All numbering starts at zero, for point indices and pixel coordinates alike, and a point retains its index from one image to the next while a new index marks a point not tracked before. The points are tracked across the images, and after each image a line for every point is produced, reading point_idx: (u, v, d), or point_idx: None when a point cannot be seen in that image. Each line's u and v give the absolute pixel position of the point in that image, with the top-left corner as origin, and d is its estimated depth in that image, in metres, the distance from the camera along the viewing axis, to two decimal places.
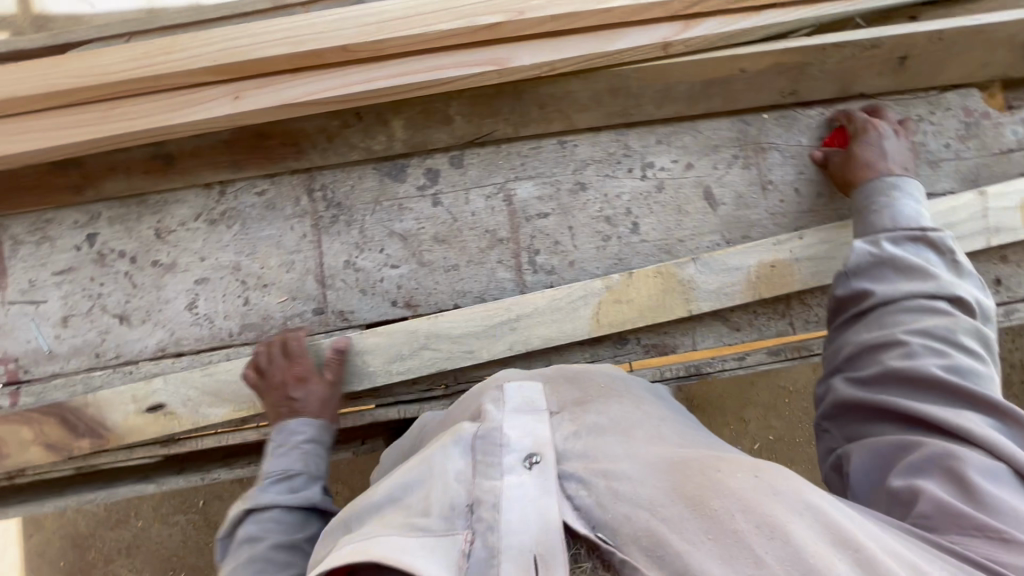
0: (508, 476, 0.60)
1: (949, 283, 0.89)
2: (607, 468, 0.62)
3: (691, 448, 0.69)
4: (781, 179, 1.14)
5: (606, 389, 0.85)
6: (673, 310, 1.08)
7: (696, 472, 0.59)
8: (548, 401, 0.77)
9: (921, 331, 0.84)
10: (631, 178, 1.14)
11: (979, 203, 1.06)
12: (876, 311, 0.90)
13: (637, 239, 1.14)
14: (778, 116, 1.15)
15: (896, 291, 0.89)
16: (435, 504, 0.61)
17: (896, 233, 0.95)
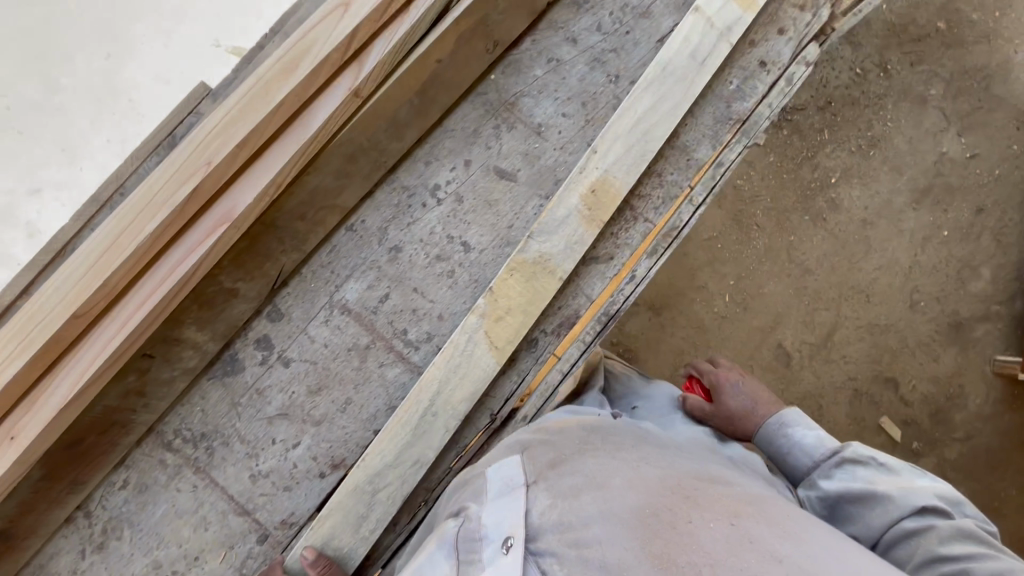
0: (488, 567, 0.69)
1: (899, 490, 0.85)
2: (580, 537, 0.68)
3: (661, 480, 0.75)
4: (546, 115, 1.13)
5: (584, 443, 0.89)
6: (547, 289, 1.06)
7: (662, 525, 0.66)
8: (528, 471, 0.84)
9: (917, 550, 0.78)
10: (430, 210, 1.11)
11: (701, 19, 1.10)
12: (880, 558, 0.83)
13: (476, 253, 1.11)
14: (504, 69, 1.13)
15: (873, 530, 0.85)
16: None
17: (824, 470, 0.97)
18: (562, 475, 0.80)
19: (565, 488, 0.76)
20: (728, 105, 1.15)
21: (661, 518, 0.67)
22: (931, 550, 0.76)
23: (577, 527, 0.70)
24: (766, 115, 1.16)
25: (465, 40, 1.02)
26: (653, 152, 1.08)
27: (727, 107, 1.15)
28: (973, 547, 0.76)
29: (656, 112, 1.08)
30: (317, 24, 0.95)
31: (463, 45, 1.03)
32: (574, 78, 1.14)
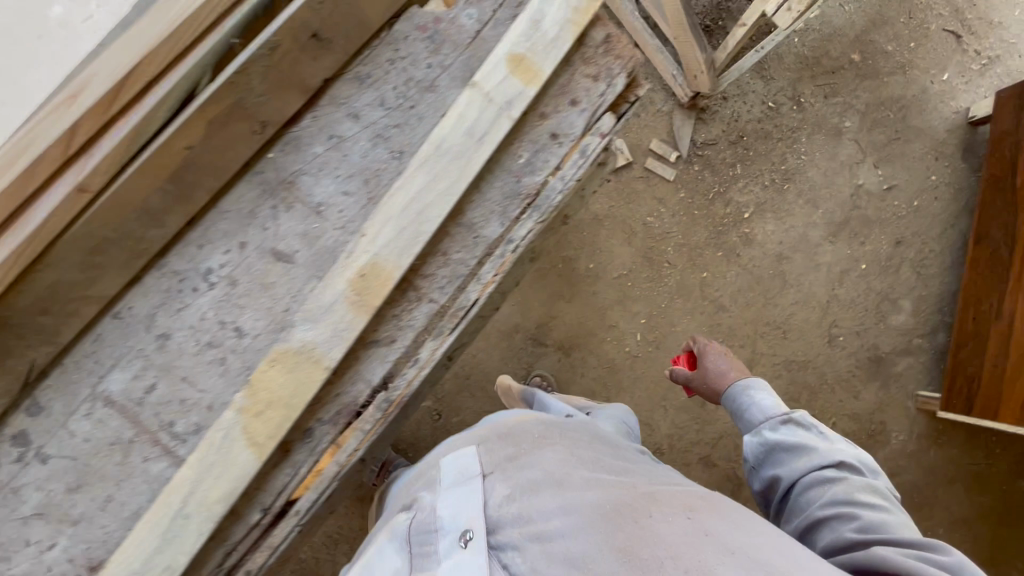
0: (450, 557, 0.90)
1: (828, 451, 1.22)
2: (541, 531, 0.88)
3: (616, 487, 0.97)
4: (326, 194, 1.09)
5: (539, 441, 1.13)
6: (311, 379, 1.01)
7: (624, 519, 0.86)
8: (483, 464, 1.07)
9: (832, 507, 1.09)
10: (201, 295, 1.07)
11: (478, 95, 1.06)
12: (791, 492, 1.23)
13: (249, 339, 1.07)
14: (282, 147, 1.09)
15: (795, 473, 1.22)
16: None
17: (771, 422, 1.37)
18: (518, 471, 1.02)
19: (520, 483, 0.98)
20: (518, 180, 1.11)
21: (625, 515, 0.87)
22: (844, 492, 1.11)
23: (523, 515, 0.92)
24: (559, 189, 1.11)
25: (217, 125, 0.98)
26: (426, 234, 1.04)
27: (516, 183, 1.11)
28: (878, 509, 1.07)
29: (429, 193, 1.04)
30: (43, 118, 0.91)
31: (215, 132, 0.99)
32: (356, 155, 1.10)
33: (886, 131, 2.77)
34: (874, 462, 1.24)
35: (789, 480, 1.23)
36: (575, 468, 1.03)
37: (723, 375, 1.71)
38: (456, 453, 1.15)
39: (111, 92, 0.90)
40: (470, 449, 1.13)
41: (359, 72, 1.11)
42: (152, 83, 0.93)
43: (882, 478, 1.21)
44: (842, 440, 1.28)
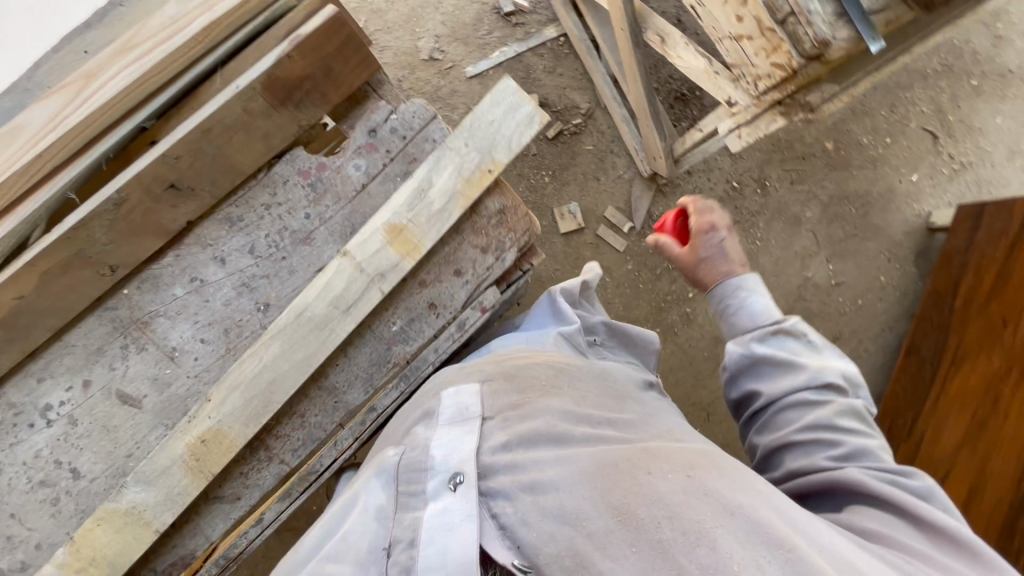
0: (433, 502, 0.70)
1: (816, 369, 1.03)
2: (534, 483, 0.70)
3: (623, 441, 0.81)
4: (182, 339, 1.03)
5: (551, 378, 0.94)
6: (138, 540, 0.98)
7: (626, 474, 0.70)
8: (483, 404, 0.86)
9: (808, 434, 0.96)
10: (39, 431, 1.02)
11: (349, 263, 1.00)
12: (766, 411, 1.05)
13: (86, 480, 1.02)
14: (137, 284, 1.02)
15: (777, 393, 1.03)
16: (366, 545, 0.72)
17: (758, 333, 1.10)
18: (520, 419, 0.81)
19: (521, 430, 0.79)
20: (390, 347, 1.07)
21: (623, 469, 0.70)
22: (830, 416, 0.97)
23: (525, 467, 0.73)
24: (430, 363, 1.07)
25: (54, 275, 0.92)
26: (276, 405, 1.00)
27: (387, 350, 1.07)
28: (858, 436, 0.95)
29: (285, 362, 1.00)
30: None
31: (52, 281, 0.93)
32: (219, 302, 1.03)
33: (844, 227, 2.73)
34: (853, 363, 1.07)
35: (768, 398, 1.04)
36: (583, 422, 0.83)
37: (715, 264, 1.23)
38: (452, 386, 0.93)
39: None
40: (473, 386, 0.90)
41: (229, 214, 1.03)
42: None
43: (861, 389, 1.06)
44: (832, 352, 1.08)
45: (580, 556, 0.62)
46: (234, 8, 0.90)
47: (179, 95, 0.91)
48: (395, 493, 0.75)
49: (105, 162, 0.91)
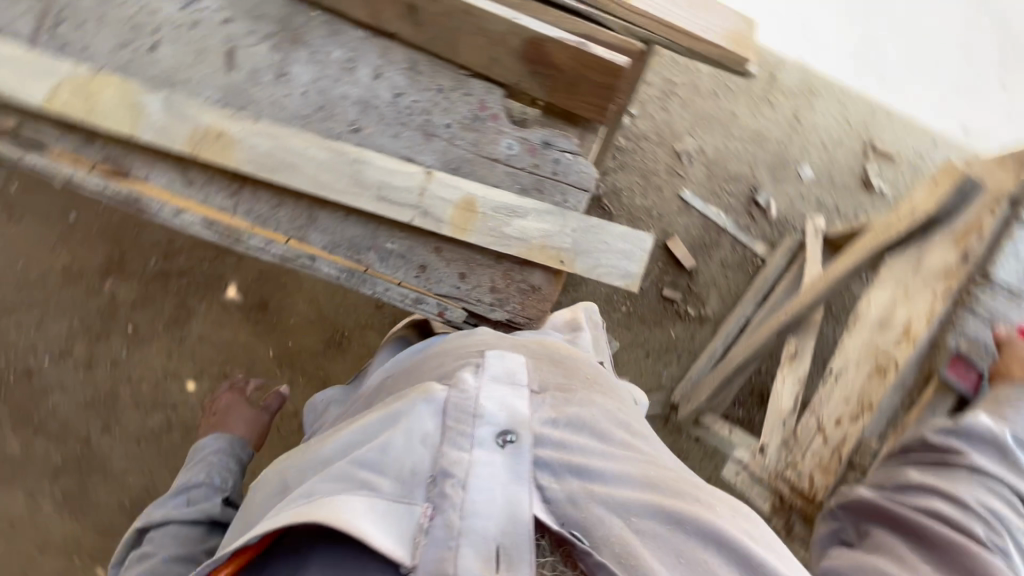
0: (480, 450, 0.77)
1: None
2: (581, 467, 0.80)
3: (640, 444, 0.91)
4: (297, 76, 1.12)
5: (589, 380, 1.00)
6: (120, 122, 1.08)
7: (667, 491, 0.79)
8: (531, 377, 0.91)
9: (981, 507, 1.04)
10: (172, 4, 1.12)
11: (420, 181, 1.08)
12: (959, 469, 1.12)
13: (150, 58, 1.11)
14: (325, 18, 1.13)
15: (988, 468, 1.10)
16: (402, 475, 0.75)
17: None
18: (568, 402, 0.89)
19: (571, 414, 0.87)
20: (370, 248, 1.12)
21: (659, 487, 0.80)
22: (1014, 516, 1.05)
23: (573, 449, 0.81)
24: (373, 289, 1.12)
25: None
26: (275, 178, 1.09)
27: (367, 247, 1.12)
28: None
29: (314, 167, 1.08)
30: None
31: None
32: (339, 89, 1.12)
33: None
34: None
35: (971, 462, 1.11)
36: (613, 422, 0.91)
37: None
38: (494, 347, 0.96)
39: None
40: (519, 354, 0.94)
41: (416, 61, 1.12)
42: None
43: None
44: None
45: (631, 550, 0.73)
46: None
47: None
48: (443, 429, 0.79)
49: None
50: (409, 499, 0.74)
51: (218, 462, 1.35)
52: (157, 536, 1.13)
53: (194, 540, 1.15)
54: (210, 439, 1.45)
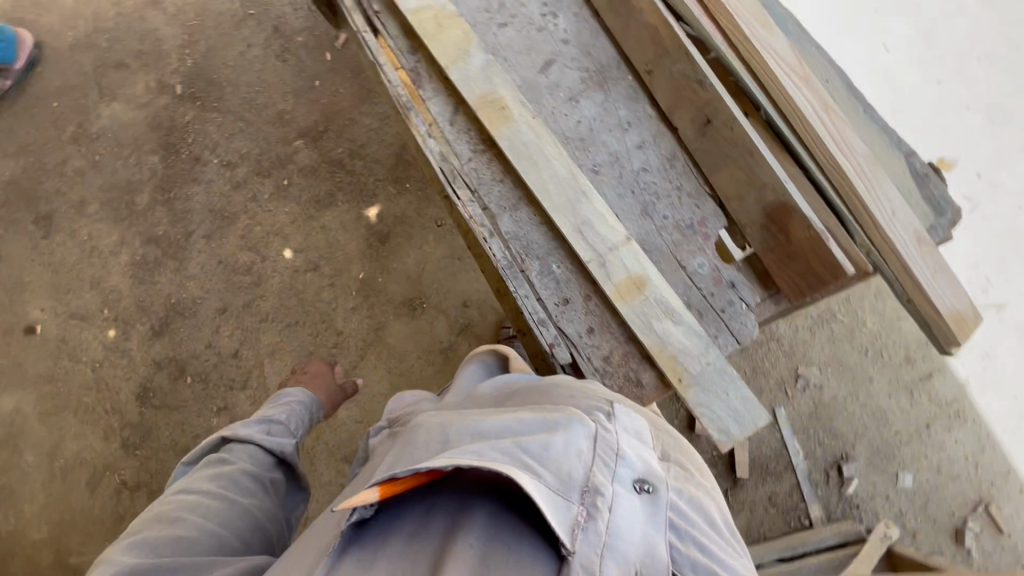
0: (623, 486, 0.91)
1: None
2: (701, 537, 0.92)
3: (736, 542, 1.02)
4: (582, 107, 1.31)
5: (700, 471, 1.13)
6: (444, 52, 1.32)
7: None
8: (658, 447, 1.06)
9: None
10: (537, 9, 1.38)
11: (618, 240, 1.17)
12: None
13: (495, 30, 1.37)
14: (633, 84, 1.31)
15: None
16: (561, 472, 0.90)
17: None
18: (689, 482, 1.03)
19: (691, 490, 1.00)
20: (539, 258, 1.23)
21: None
22: None
23: (695, 525, 0.93)
24: (516, 288, 1.21)
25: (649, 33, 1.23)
26: (515, 160, 1.23)
27: (537, 256, 1.23)
28: None
29: (550, 174, 1.21)
30: None
31: (646, 30, 1.23)
32: (604, 136, 1.28)
33: None
34: None
35: None
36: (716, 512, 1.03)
37: None
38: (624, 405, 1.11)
39: None
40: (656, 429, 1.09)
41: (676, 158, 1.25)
42: None
43: None
44: None
45: None
46: (857, 197, 1.05)
47: (786, 140, 1.11)
48: (593, 452, 0.95)
49: (734, 79, 1.16)
50: (566, 497, 0.88)
51: (293, 414, 1.90)
52: (241, 454, 1.60)
53: (266, 463, 1.63)
54: (292, 395, 2.01)
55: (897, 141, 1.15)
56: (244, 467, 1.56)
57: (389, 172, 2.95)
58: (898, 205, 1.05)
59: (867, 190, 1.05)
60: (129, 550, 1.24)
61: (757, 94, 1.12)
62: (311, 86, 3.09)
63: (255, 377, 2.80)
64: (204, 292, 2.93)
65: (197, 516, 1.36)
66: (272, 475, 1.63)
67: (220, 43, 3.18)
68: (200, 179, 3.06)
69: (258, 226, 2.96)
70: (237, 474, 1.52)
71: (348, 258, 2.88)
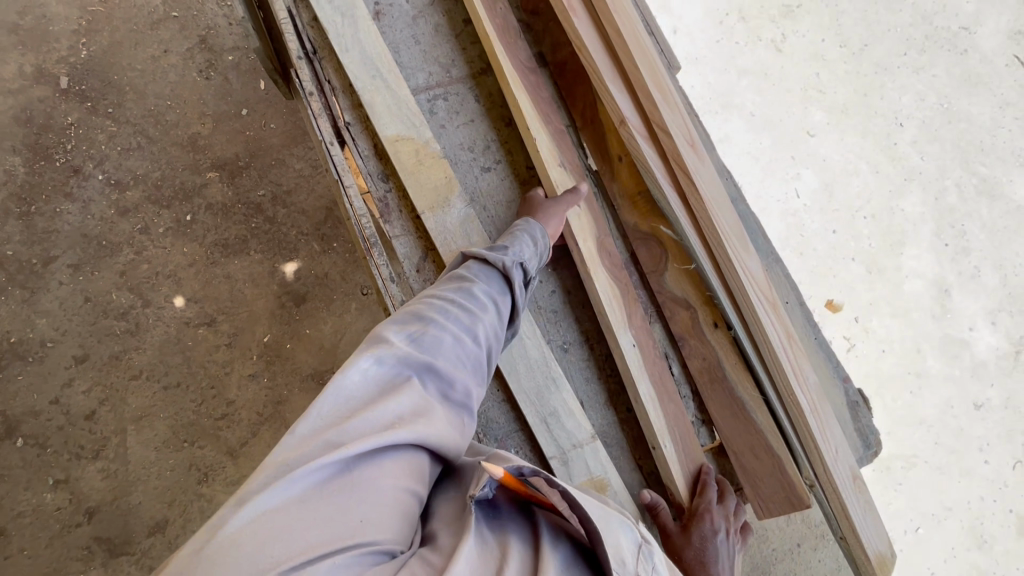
0: None
1: None
2: None
3: None
4: (551, 280, 1.39)
5: None
6: (421, 196, 1.23)
7: None
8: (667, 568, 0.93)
9: None
10: (523, 162, 1.39)
11: (581, 442, 1.23)
12: None
13: (479, 177, 1.36)
14: None
15: None
16: (616, 558, 0.79)
17: None
18: None
19: None
20: (497, 440, 1.25)
21: None
22: None
23: None
24: None
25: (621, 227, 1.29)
26: None
27: (495, 437, 1.25)
28: None
29: (520, 356, 1.23)
30: (681, 108, 1.25)
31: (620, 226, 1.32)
32: (572, 312, 1.38)
33: None
34: None
35: None
36: None
37: None
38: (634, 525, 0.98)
39: (688, 168, 1.21)
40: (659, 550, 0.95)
41: (640, 346, 1.33)
42: (680, 197, 1.23)
43: None
44: None
45: None
46: (807, 429, 1.23)
47: (757, 365, 1.28)
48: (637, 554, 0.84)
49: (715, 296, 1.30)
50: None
51: (530, 238, 1.18)
52: (473, 270, 1.11)
53: (506, 304, 1.09)
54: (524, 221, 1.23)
55: (837, 368, 1.42)
56: (483, 292, 1.06)
57: (316, 227, 2.68)
58: (839, 443, 1.26)
59: (817, 425, 1.23)
60: (398, 324, 0.96)
61: (737, 322, 1.26)
62: (237, 114, 2.74)
63: (111, 447, 2.34)
64: (59, 334, 2.43)
65: (451, 330, 0.96)
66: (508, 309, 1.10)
67: (127, 40, 2.71)
68: (76, 196, 2.56)
69: (145, 264, 2.53)
70: (474, 290, 1.05)
71: (253, 317, 2.56)
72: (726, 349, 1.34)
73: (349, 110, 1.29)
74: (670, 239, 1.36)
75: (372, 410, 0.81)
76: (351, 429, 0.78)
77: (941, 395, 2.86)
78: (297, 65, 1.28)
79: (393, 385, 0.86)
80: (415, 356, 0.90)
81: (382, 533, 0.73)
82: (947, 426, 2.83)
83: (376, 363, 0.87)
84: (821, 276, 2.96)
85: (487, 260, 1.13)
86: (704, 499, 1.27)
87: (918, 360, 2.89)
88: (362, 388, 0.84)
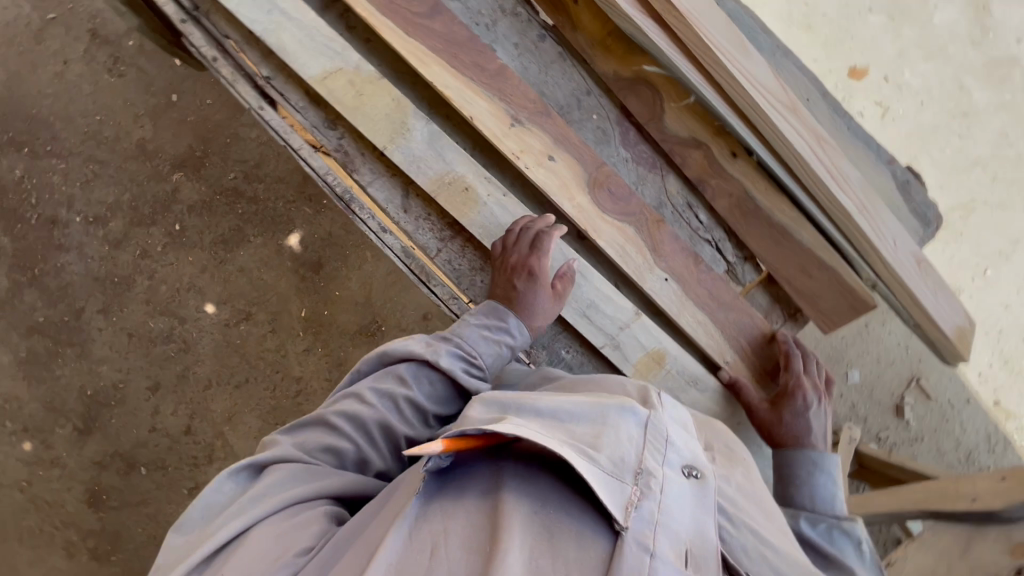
0: (673, 471, 0.82)
1: None
2: (755, 532, 0.84)
3: None
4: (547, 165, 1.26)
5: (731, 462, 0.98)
6: (375, 130, 1.10)
7: None
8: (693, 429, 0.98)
9: None
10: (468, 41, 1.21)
11: (627, 320, 1.23)
12: None
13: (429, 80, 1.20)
14: (599, 124, 1.27)
15: None
16: (614, 454, 0.79)
17: None
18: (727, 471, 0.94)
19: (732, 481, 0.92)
20: (545, 347, 1.25)
21: None
22: None
23: (745, 514, 0.86)
24: None
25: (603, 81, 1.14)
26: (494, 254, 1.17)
27: (543, 345, 1.25)
28: None
29: None
30: None
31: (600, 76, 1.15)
32: None
33: None
34: None
35: None
36: (762, 515, 0.91)
37: None
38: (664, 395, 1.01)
39: None
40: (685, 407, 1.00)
41: (681, 275, 1.27)
42: (657, 26, 1.08)
43: None
44: None
45: None
46: (858, 230, 1.18)
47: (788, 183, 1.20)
48: (644, 437, 0.84)
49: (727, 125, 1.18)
50: (621, 479, 0.77)
51: (501, 340, 1.07)
52: (411, 370, 1.02)
53: (439, 412, 1.02)
54: (506, 312, 1.09)
55: (881, 153, 1.30)
56: (411, 403, 0.99)
57: (299, 190, 2.58)
58: (896, 233, 1.20)
59: (868, 222, 1.18)
60: (292, 428, 0.96)
61: (756, 147, 1.16)
62: (168, 101, 2.52)
63: (219, 450, 2.55)
64: (125, 373, 2.56)
65: (356, 442, 0.94)
66: (441, 417, 1.03)
67: (24, 66, 2.47)
68: (68, 245, 2.53)
69: (162, 285, 2.55)
70: (400, 405, 0.99)
71: (282, 298, 2.59)
72: (750, 175, 1.25)
73: (261, 60, 1.13)
74: (657, 75, 1.23)
75: (231, 507, 0.82)
76: (214, 526, 0.79)
77: (994, 128, 2.63)
78: (187, 31, 1.12)
79: (268, 474, 0.86)
80: (297, 455, 0.89)
81: (266, 561, 0.72)
82: (1003, 158, 2.64)
83: (239, 475, 0.88)
84: (839, 43, 2.61)
85: (442, 363, 1.02)
86: (793, 371, 1.28)
87: (964, 99, 2.62)
88: (229, 498, 0.85)
